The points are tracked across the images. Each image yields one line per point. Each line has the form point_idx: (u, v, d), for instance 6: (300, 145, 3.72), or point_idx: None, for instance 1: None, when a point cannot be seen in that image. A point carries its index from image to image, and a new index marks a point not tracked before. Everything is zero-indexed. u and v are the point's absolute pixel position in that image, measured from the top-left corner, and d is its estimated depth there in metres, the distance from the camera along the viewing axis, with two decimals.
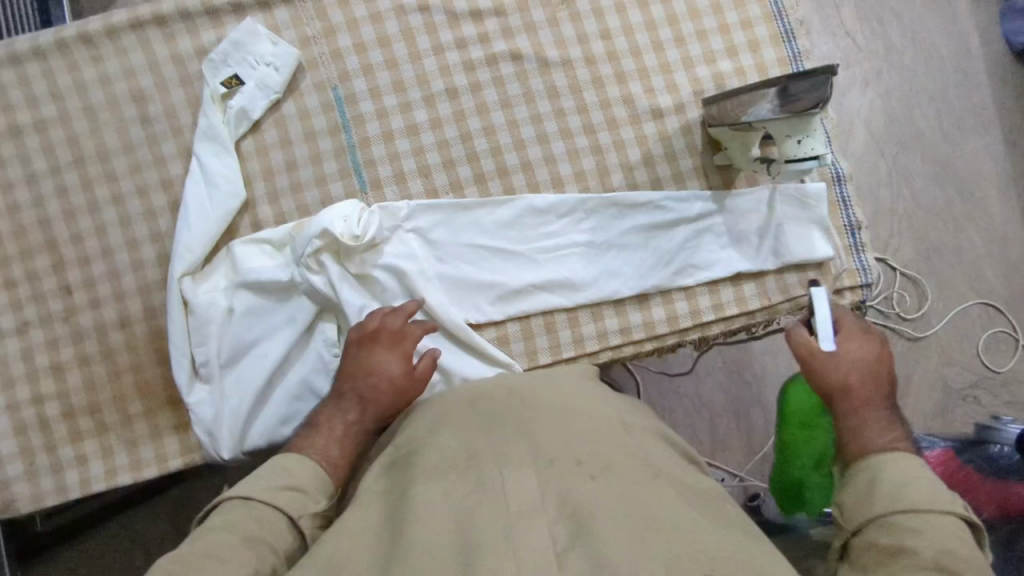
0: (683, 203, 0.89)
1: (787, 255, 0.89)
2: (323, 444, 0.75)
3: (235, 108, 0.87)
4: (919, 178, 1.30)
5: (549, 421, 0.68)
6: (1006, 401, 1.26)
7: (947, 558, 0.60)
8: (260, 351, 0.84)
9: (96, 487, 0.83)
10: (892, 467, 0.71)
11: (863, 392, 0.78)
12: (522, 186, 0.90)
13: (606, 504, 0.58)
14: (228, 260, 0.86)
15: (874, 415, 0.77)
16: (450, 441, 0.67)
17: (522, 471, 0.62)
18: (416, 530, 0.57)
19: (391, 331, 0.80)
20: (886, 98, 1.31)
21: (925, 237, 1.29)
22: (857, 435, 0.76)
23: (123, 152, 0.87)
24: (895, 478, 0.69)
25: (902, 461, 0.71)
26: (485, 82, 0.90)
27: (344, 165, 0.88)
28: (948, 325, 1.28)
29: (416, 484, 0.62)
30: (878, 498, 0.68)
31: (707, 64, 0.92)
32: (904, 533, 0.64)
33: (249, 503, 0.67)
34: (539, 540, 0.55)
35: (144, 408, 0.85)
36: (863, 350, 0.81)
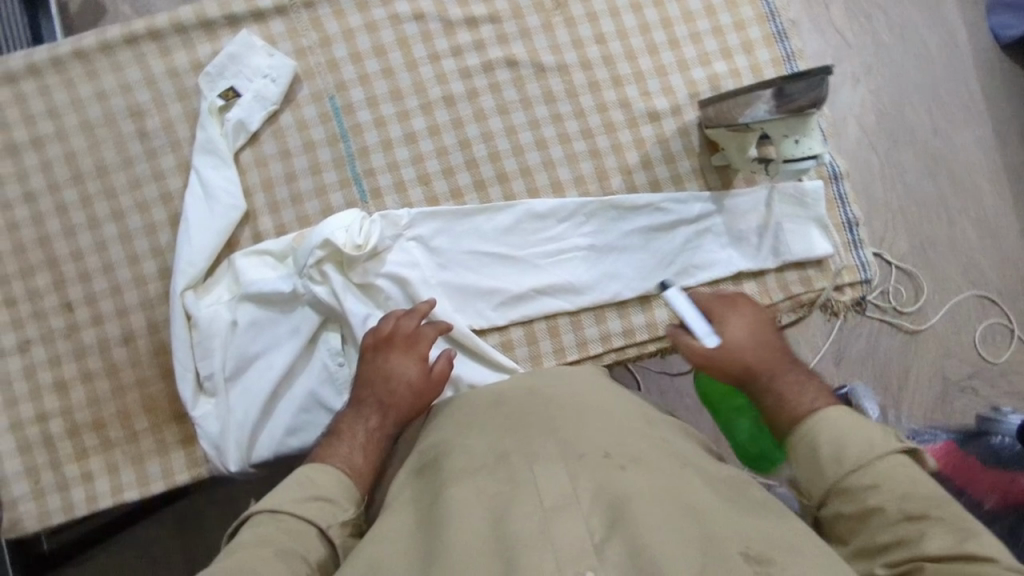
0: (683, 204, 0.89)
1: (786, 253, 0.89)
2: (347, 451, 0.72)
3: (233, 120, 0.86)
4: (911, 172, 1.32)
5: (575, 417, 0.68)
6: (1004, 391, 1.27)
7: (911, 504, 0.60)
8: (265, 363, 0.84)
9: (103, 504, 0.83)
10: (825, 425, 0.68)
11: (764, 366, 0.76)
12: (522, 192, 0.90)
13: (642, 495, 0.58)
14: (230, 272, 0.86)
15: (786, 383, 0.74)
16: (478, 441, 0.67)
17: (553, 465, 0.62)
18: (453, 533, 0.57)
19: (406, 334, 0.80)
20: (876, 94, 1.32)
21: (919, 232, 1.30)
22: (780, 409, 0.72)
23: (122, 167, 0.87)
24: (830, 438, 0.67)
25: (828, 416, 0.68)
26: (482, 89, 0.91)
27: (344, 174, 0.88)
28: (944, 318, 1.28)
29: (449, 487, 0.62)
30: (824, 464, 0.66)
31: (703, 66, 0.93)
32: (862, 494, 0.63)
33: (277, 516, 0.64)
34: (576, 534, 0.56)
35: (150, 424, 0.85)
36: (742, 326, 0.80)
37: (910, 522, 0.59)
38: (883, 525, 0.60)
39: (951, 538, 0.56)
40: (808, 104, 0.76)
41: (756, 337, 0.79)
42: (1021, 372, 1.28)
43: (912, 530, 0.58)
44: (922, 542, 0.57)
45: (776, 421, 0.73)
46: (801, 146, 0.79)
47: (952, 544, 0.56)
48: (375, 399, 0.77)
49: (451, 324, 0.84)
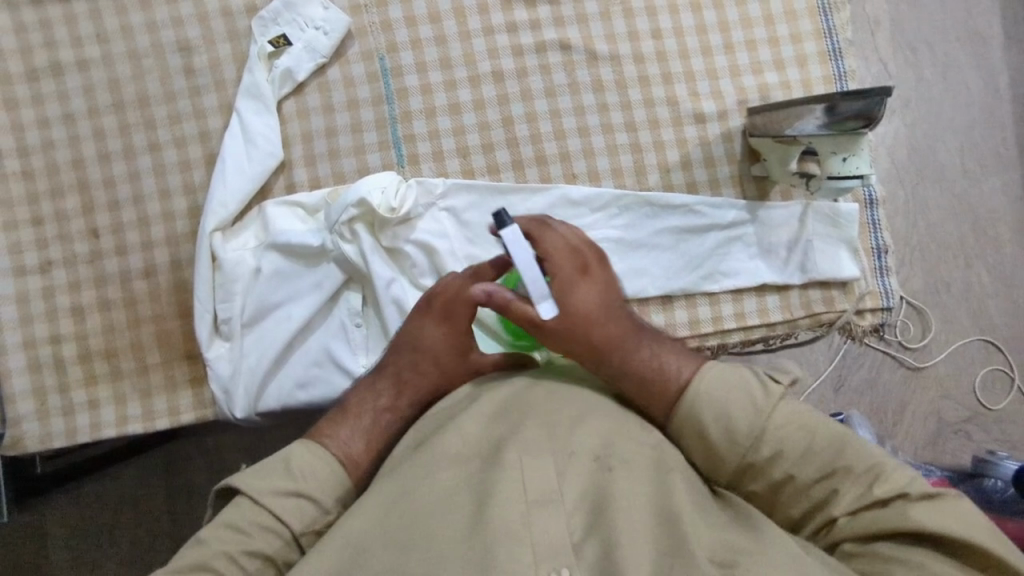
0: (716, 210, 0.89)
1: (813, 271, 0.90)
2: (346, 435, 0.67)
3: (280, 68, 0.86)
4: (935, 209, 1.31)
5: (570, 412, 0.66)
6: (997, 438, 1.28)
7: (817, 463, 0.59)
8: (283, 314, 0.84)
9: (106, 433, 0.83)
10: (701, 405, 0.63)
11: (619, 338, 0.68)
12: (559, 177, 0.90)
13: (628, 501, 0.57)
14: (260, 220, 0.85)
15: (645, 355, 0.67)
16: (467, 417, 0.65)
17: (540, 457, 0.60)
18: (429, 518, 0.57)
19: (449, 298, 0.73)
20: (913, 126, 1.32)
21: (934, 270, 1.30)
22: (645, 387, 0.66)
23: (163, 100, 0.86)
24: (716, 411, 0.62)
25: (706, 391, 0.63)
26: (532, 69, 0.90)
27: (384, 137, 0.88)
28: (948, 358, 1.29)
29: (434, 468, 0.60)
30: (722, 440, 0.61)
31: (754, 74, 0.92)
32: (778, 463, 0.60)
33: (255, 506, 0.60)
34: (556, 530, 0.56)
35: (161, 360, 0.85)
36: (587, 286, 0.69)
37: (821, 483, 0.59)
38: (798, 493, 0.60)
39: (860, 489, 0.58)
40: (862, 122, 0.77)
41: (603, 296, 0.69)
42: (1016, 422, 1.28)
43: (825, 490, 0.59)
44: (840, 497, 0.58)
45: (644, 404, 0.66)
46: (843, 165, 0.80)
47: (862, 495, 0.57)
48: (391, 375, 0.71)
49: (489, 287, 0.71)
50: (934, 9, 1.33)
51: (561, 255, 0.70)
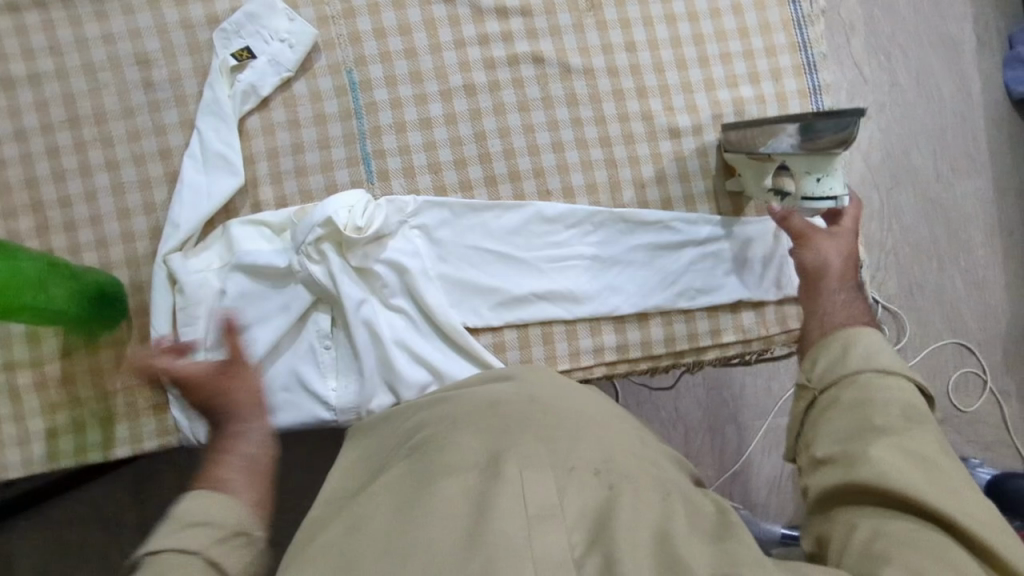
0: (692, 226, 0.88)
1: (788, 287, 0.89)
2: (226, 479, 0.62)
3: (244, 83, 0.83)
4: (909, 215, 1.32)
5: (569, 428, 0.67)
6: (970, 440, 1.29)
7: (911, 411, 0.64)
8: (249, 337, 0.82)
9: (66, 461, 0.81)
10: (852, 341, 0.70)
11: (825, 278, 0.77)
12: (533, 193, 0.88)
13: (631, 517, 0.59)
14: (223, 239, 0.83)
15: (831, 297, 0.76)
16: (466, 430, 0.66)
17: (541, 472, 0.62)
18: (431, 528, 0.58)
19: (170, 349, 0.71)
20: (887, 132, 1.32)
21: (909, 275, 1.31)
22: (818, 312, 0.75)
23: (121, 115, 0.83)
24: (865, 348, 0.69)
25: (861, 336, 0.70)
26: (505, 83, 0.88)
27: (353, 153, 0.86)
28: (922, 360, 1.29)
29: (438, 481, 0.62)
30: (852, 357, 0.69)
31: (729, 87, 0.91)
32: (880, 397, 0.65)
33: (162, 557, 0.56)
34: (556, 546, 0.56)
35: (123, 385, 0.82)
36: (840, 243, 0.79)
37: (908, 421, 0.63)
38: (884, 411, 0.64)
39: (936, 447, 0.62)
40: (839, 143, 0.76)
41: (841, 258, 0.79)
42: (987, 424, 1.29)
43: (904, 423, 0.63)
44: (905, 436, 0.62)
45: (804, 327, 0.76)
46: (820, 186, 0.79)
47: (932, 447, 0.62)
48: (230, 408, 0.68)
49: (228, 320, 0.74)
50: (907, 16, 1.34)
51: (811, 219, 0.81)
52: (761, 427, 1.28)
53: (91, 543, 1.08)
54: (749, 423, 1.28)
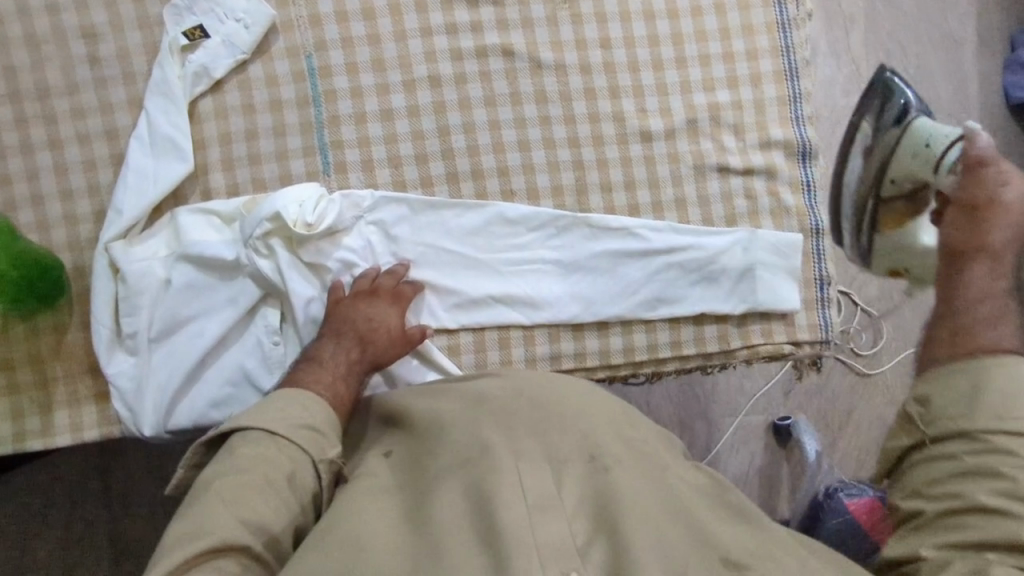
0: (660, 235, 0.86)
1: (754, 301, 0.86)
2: (330, 381, 0.75)
3: (195, 63, 0.79)
4: None
5: (551, 421, 0.68)
6: None
7: None
8: (195, 328, 0.79)
9: (2, 448, 0.78)
10: (1007, 377, 0.62)
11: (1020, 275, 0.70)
12: (496, 192, 0.85)
13: (634, 498, 0.61)
14: (171, 227, 0.80)
15: (993, 299, 0.68)
16: (454, 432, 0.67)
17: (536, 466, 0.63)
18: (440, 525, 0.59)
19: (390, 290, 0.80)
20: None
21: None
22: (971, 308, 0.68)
23: (65, 92, 0.79)
24: (1005, 390, 0.61)
25: (1010, 366, 0.63)
26: (471, 76, 0.84)
27: (309, 142, 0.82)
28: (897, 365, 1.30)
29: (436, 486, 0.63)
30: (977, 414, 0.61)
31: (706, 91, 0.87)
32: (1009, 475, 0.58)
33: (250, 444, 0.66)
34: (557, 533, 0.58)
35: (63, 372, 0.80)
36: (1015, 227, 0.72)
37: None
38: (1009, 490, 0.57)
39: None
40: (902, 91, 0.91)
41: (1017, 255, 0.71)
42: None
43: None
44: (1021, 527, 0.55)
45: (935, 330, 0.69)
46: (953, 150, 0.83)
47: None
48: (351, 336, 0.77)
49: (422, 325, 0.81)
50: (905, 16, 1.29)
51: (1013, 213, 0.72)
52: (730, 426, 1.26)
53: (52, 516, 1.07)
54: (719, 420, 1.26)
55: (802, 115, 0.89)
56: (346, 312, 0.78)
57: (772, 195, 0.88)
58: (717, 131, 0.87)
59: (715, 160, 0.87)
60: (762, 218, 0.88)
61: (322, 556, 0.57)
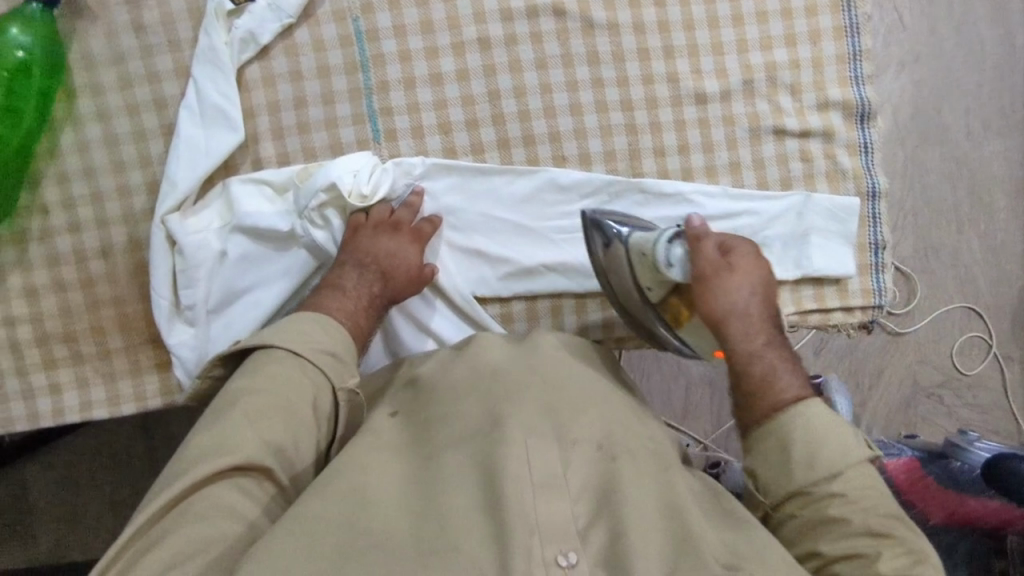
0: (714, 200, 0.84)
1: (809, 267, 0.85)
2: (350, 309, 0.76)
3: (242, 30, 0.77)
4: (931, 175, 1.23)
5: (572, 402, 0.67)
6: (967, 402, 1.22)
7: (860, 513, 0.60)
8: (250, 300, 0.80)
9: (70, 418, 0.80)
10: (802, 424, 0.65)
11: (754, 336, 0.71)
12: (547, 157, 0.83)
13: (638, 499, 0.59)
14: (224, 197, 0.79)
15: (769, 359, 0.70)
16: (465, 406, 0.67)
17: (545, 443, 0.61)
18: (446, 493, 0.58)
19: (412, 227, 0.79)
20: (920, 84, 1.22)
21: (926, 235, 1.23)
22: (765, 382, 0.69)
23: (112, 61, 0.78)
24: (804, 437, 0.64)
25: (811, 415, 0.66)
26: (521, 37, 0.82)
27: (358, 109, 0.81)
28: (926, 326, 1.22)
29: (446, 453, 0.62)
30: (795, 471, 0.64)
31: (763, 50, 0.85)
32: (815, 494, 0.63)
33: (275, 359, 0.68)
34: (560, 514, 0.56)
35: (124, 343, 0.81)
36: (740, 276, 0.73)
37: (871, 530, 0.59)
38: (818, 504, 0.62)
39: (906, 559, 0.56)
40: (613, 220, 0.79)
41: (764, 310, 0.73)
42: (988, 387, 1.22)
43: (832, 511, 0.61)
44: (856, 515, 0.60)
45: (746, 405, 0.70)
46: (653, 254, 0.75)
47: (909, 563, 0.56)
48: (372, 267, 0.77)
49: (434, 265, 0.80)
50: None
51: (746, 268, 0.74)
52: None
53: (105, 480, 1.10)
54: None
55: (861, 74, 0.86)
56: (366, 244, 0.78)
57: (827, 158, 0.86)
58: (773, 92, 0.85)
59: (771, 122, 0.85)
60: (817, 181, 0.86)
61: (317, 504, 0.56)
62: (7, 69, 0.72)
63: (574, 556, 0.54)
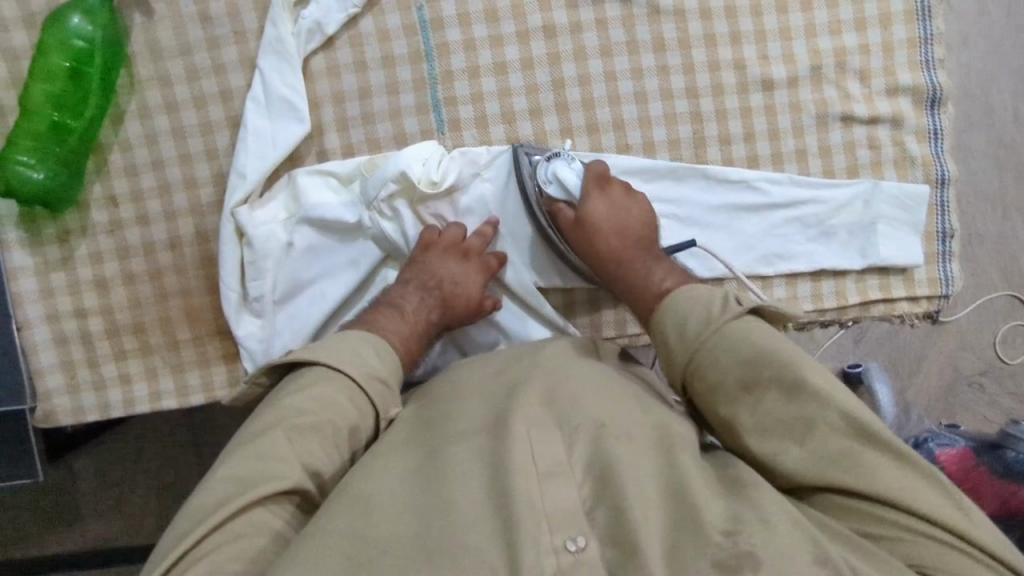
0: (779, 186, 0.83)
1: (875, 256, 0.84)
2: (408, 334, 0.75)
3: (308, 20, 0.77)
4: (978, 160, 1.13)
5: (590, 394, 0.65)
6: (1011, 391, 1.15)
7: (745, 369, 0.61)
8: (316, 291, 0.80)
9: (140, 408, 0.81)
10: (673, 308, 0.69)
11: (619, 257, 0.76)
12: (611, 147, 0.83)
13: (637, 487, 0.56)
14: (290, 189, 0.79)
15: (637, 273, 0.75)
16: (479, 405, 0.66)
17: (548, 436, 0.60)
18: (454, 484, 0.58)
19: (479, 257, 0.80)
20: (969, 68, 1.12)
21: (970, 221, 1.14)
22: (636, 293, 0.75)
23: (178, 52, 0.78)
24: (676, 320, 0.67)
25: (679, 297, 0.69)
26: (586, 23, 0.81)
27: (423, 100, 0.80)
28: (974, 313, 1.15)
29: (453, 447, 0.62)
30: (675, 352, 0.66)
31: (831, 35, 0.83)
32: (707, 373, 0.64)
33: (325, 376, 0.66)
34: (567, 499, 0.56)
35: (192, 335, 0.81)
36: (594, 206, 0.77)
37: (751, 389, 0.61)
38: (724, 394, 0.63)
39: (784, 398, 0.59)
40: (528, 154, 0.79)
41: (624, 230, 0.77)
42: None
43: (732, 386, 0.62)
44: (740, 372, 0.61)
45: (637, 313, 0.75)
46: (530, 173, 0.79)
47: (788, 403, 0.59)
48: (435, 292, 0.77)
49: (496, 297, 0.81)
50: None
51: (589, 197, 0.78)
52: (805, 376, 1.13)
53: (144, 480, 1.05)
54: None
55: (932, 59, 0.84)
56: (431, 268, 0.78)
57: (896, 145, 0.84)
58: (842, 78, 0.83)
59: (840, 108, 0.83)
60: (885, 168, 0.84)
61: (328, 517, 0.55)
62: (70, 57, 0.74)
63: (582, 539, 0.53)
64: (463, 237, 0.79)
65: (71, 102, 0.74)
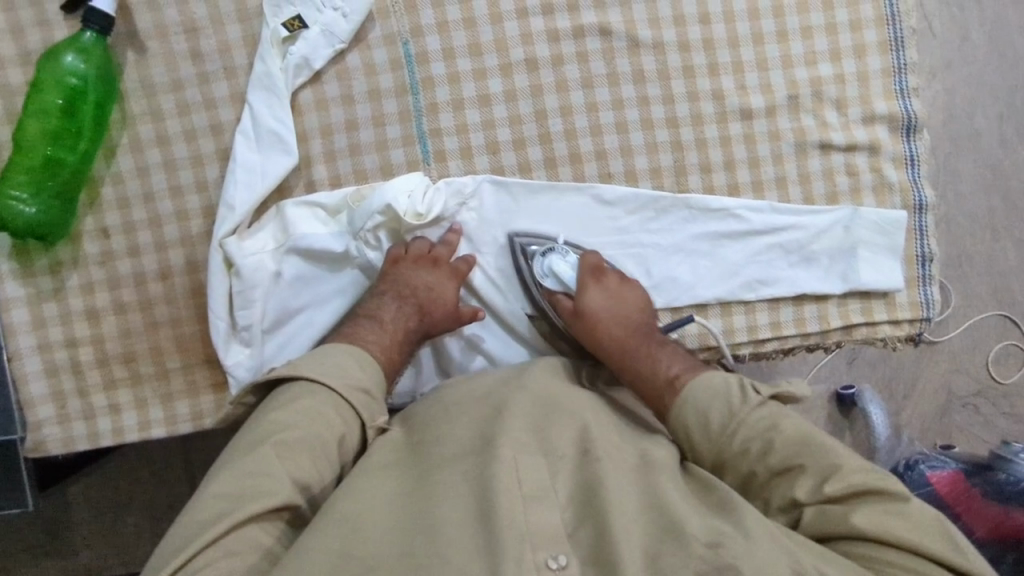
0: (760, 214, 0.84)
1: (856, 281, 0.85)
2: (387, 343, 0.76)
3: (296, 55, 0.79)
4: (965, 184, 1.14)
5: (572, 422, 0.67)
6: (1004, 412, 1.15)
7: (775, 460, 0.64)
8: (304, 319, 0.81)
9: (130, 437, 0.82)
10: (690, 401, 0.70)
11: (625, 349, 0.78)
12: (594, 176, 0.84)
13: (619, 505, 0.58)
14: (278, 220, 0.80)
15: (645, 361, 0.76)
16: (466, 427, 0.66)
17: (533, 460, 0.61)
18: (440, 503, 0.58)
19: (450, 265, 0.80)
20: (951, 93, 1.13)
21: (957, 243, 1.15)
22: (645, 382, 0.76)
23: (170, 88, 0.80)
24: (693, 413, 0.69)
25: (691, 388, 0.70)
26: (568, 57, 0.83)
27: (408, 131, 0.82)
28: (964, 335, 1.15)
29: (439, 470, 0.62)
30: (699, 445, 0.69)
31: (807, 65, 0.85)
32: (736, 465, 0.67)
33: (309, 391, 0.67)
34: (552, 520, 0.57)
35: (182, 364, 0.82)
36: (594, 300, 0.79)
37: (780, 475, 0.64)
38: (759, 482, 0.65)
39: (813, 483, 0.61)
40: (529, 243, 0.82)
41: (626, 319, 0.78)
42: None
43: (762, 472, 0.65)
44: (767, 460, 0.64)
45: (646, 402, 0.76)
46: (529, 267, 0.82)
47: (815, 485, 0.61)
48: (411, 301, 0.78)
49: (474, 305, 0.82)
50: None
51: (589, 291, 0.79)
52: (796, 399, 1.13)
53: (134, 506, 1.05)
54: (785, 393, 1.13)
55: (906, 87, 0.86)
56: (403, 277, 0.79)
57: (874, 171, 0.86)
58: (819, 107, 0.85)
59: (818, 136, 0.85)
60: (864, 194, 0.86)
61: (315, 536, 0.55)
62: (64, 94, 0.76)
63: (564, 558, 0.55)
64: (430, 245, 0.80)
65: (65, 137, 0.77)
